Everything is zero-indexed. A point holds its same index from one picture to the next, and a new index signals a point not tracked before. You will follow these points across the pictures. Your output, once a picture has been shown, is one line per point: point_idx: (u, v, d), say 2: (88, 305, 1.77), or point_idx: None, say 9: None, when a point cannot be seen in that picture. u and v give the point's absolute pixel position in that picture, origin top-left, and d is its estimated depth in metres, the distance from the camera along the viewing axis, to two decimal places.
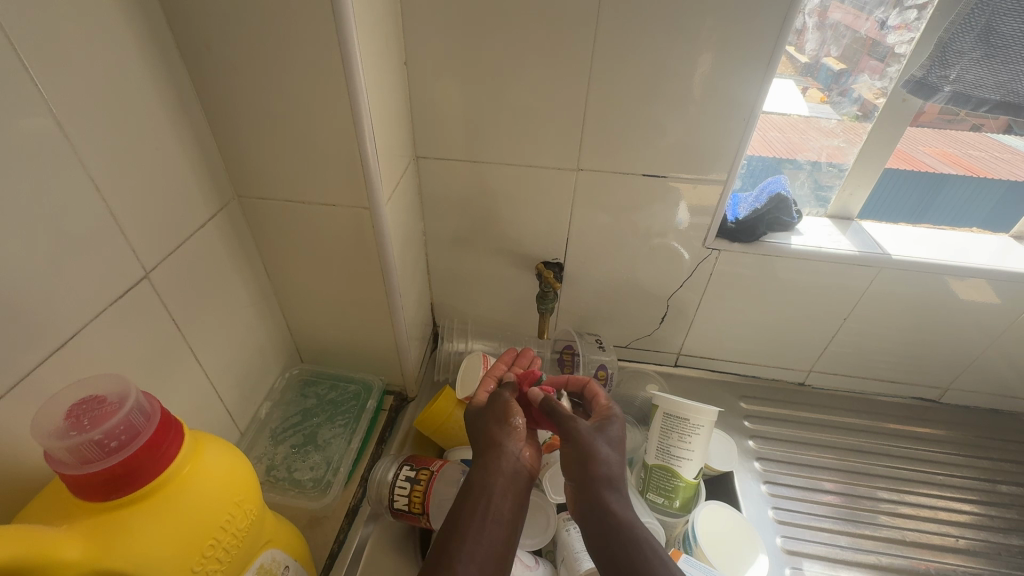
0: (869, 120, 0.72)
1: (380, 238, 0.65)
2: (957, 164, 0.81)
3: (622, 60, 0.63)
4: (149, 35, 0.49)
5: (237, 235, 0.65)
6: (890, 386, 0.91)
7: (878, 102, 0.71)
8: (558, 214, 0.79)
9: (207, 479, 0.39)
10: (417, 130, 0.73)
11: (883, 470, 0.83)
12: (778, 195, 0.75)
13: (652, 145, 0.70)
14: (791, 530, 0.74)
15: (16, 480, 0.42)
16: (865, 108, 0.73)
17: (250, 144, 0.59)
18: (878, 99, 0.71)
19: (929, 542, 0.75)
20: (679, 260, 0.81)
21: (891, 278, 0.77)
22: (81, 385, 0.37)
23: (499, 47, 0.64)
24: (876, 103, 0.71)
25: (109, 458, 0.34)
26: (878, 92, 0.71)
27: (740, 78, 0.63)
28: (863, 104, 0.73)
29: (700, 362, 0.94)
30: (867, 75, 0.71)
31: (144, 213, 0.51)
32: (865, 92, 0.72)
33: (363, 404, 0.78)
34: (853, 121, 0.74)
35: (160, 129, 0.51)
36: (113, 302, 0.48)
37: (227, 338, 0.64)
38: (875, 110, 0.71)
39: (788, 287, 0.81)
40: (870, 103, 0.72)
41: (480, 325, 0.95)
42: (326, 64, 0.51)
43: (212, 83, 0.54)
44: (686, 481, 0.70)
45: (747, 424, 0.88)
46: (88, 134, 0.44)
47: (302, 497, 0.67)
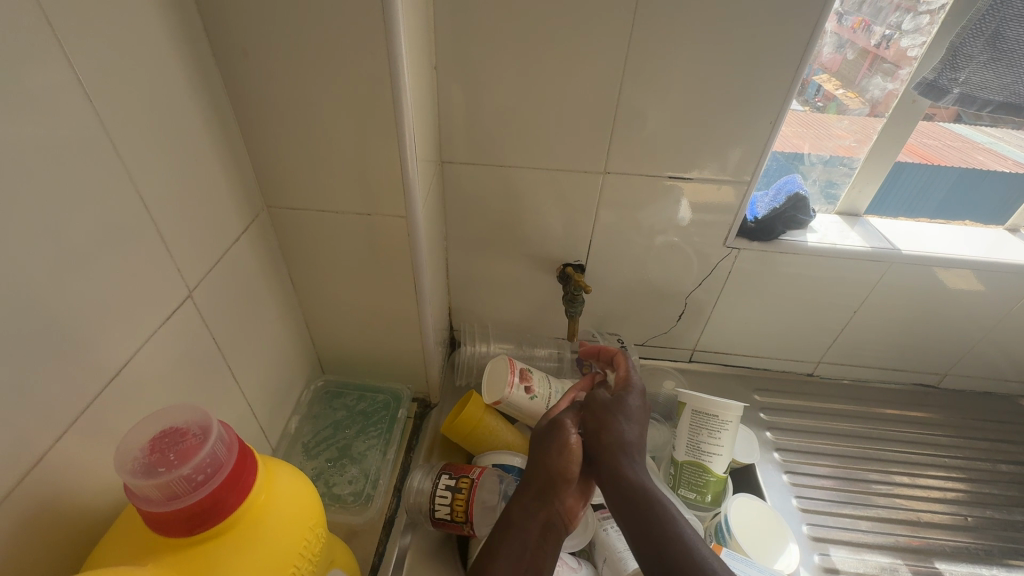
0: (828, 110, 0.76)
1: (415, 248, 0.64)
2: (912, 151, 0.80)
3: (651, 64, 0.64)
4: (189, 45, 0.48)
5: (266, 247, 0.63)
6: (894, 374, 0.96)
7: (840, 96, 0.75)
8: (582, 217, 0.79)
9: (281, 505, 0.38)
10: (444, 135, 0.72)
11: (892, 455, 0.87)
12: (797, 194, 0.77)
13: (677, 146, 0.71)
14: (814, 517, 0.77)
15: (79, 515, 0.40)
16: (825, 99, 0.75)
17: (284, 154, 0.57)
18: (840, 92, 0.75)
19: (941, 522, 0.79)
20: (699, 259, 0.83)
21: (900, 273, 0.81)
22: (157, 418, 0.35)
23: (530, 51, 0.65)
24: (838, 95, 0.75)
25: (198, 490, 0.33)
26: (838, 85, 0.74)
27: (765, 81, 0.65)
28: (824, 95, 0.75)
29: (715, 357, 0.97)
30: (829, 68, 0.73)
31: (186, 232, 0.49)
32: (828, 86, 0.74)
33: (394, 414, 0.77)
34: (831, 115, 0.77)
35: (199, 143, 0.50)
36: (160, 325, 0.47)
37: (260, 353, 0.63)
38: (837, 102, 0.75)
39: (802, 283, 0.84)
40: (831, 95, 0.75)
41: (500, 328, 0.95)
42: (369, 71, 0.50)
43: (247, 92, 0.53)
44: (716, 475, 0.72)
45: (764, 416, 0.91)
46: (136, 152, 0.42)
47: (344, 512, 0.66)
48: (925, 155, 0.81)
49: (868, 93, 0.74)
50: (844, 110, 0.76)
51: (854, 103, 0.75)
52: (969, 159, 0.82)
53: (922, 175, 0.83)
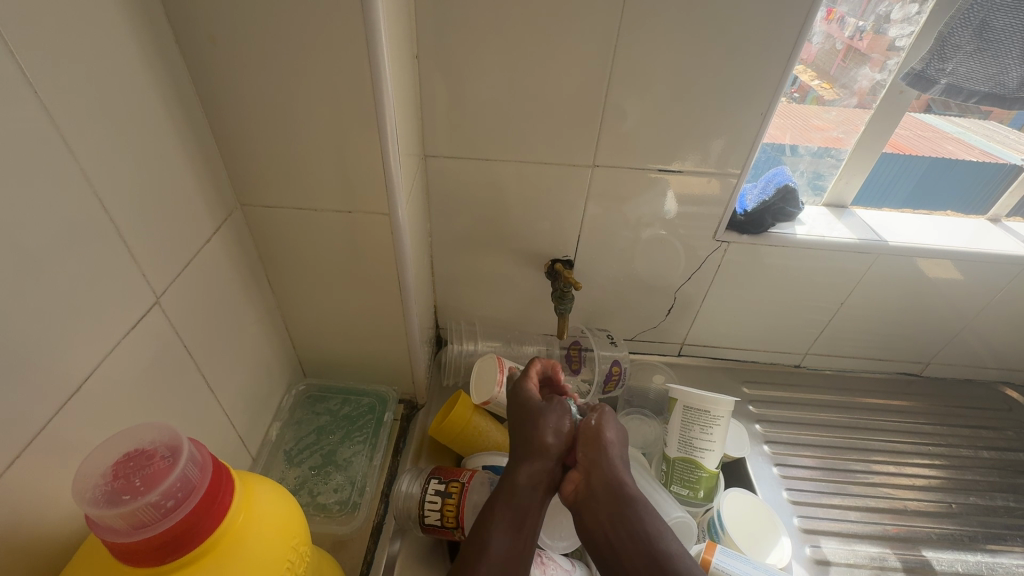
0: (804, 102, 0.76)
1: (399, 245, 0.61)
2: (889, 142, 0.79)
3: (642, 52, 0.62)
4: (149, 30, 0.44)
5: (241, 247, 0.60)
6: (878, 364, 0.97)
7: (814, 87, 0.74)
8: (571, 211, 0.78)
9: (262, 525, 0.36)
10: (427, 128, 0.70)
11: (879, 444, 0.88)
12: (786, 187, 0.76)
13: (666, 137, 0.70)
14: (805, 509, 0.77)
15: (43, 543, 0.38)
16: (800, 90, 0.74)
17: (257, 147, 0.54)
18: (815, 83, 0.74)
19: (928, 510, 0.80)
20: (689, 253, 0.82)
21: (887, 264, 0.81)
22: (121, 440, 0.32)
23: (516, 39, 0.62)
24: (812, 86, 0.74)
25: (167, 517, 0.30)
26: (813, 76, 0.73)
27: (758, 71, 0.64)
28: (800, 87, 0.74)
29: (704, 350, 0.96)
30: (805, 60, 0.71)
31: (152, 233, 0.46)
32: (804, 77, 0.73)
33: (380, 417, 0.75)
34: (813, 106, 0.76)
35: (164, 136, 0.46)
36: (126, 334, 0.43)
37: (236, 358, 0.60)
38: (812, 94, 0.75)
39: (791, 276, 0.83)
40: (805, 86, 0.74)
41: (488, 325, 0.93)
42: (347, 59, 0.47)
43: (216, 81, 0.49)
44: (708, 471, 0.72)
45: (753, 409, 0.91)
46: (92, 148, 0.39)
47: (330, 522, 0.63)
48: (900, 147, 0.79)
49: (842, 83, 0.74)
50: (820, 100, 0.75)
51: (828, 94, 0.75)
52: (938, 148, 0.81)
53: (893, 166, 0.83)
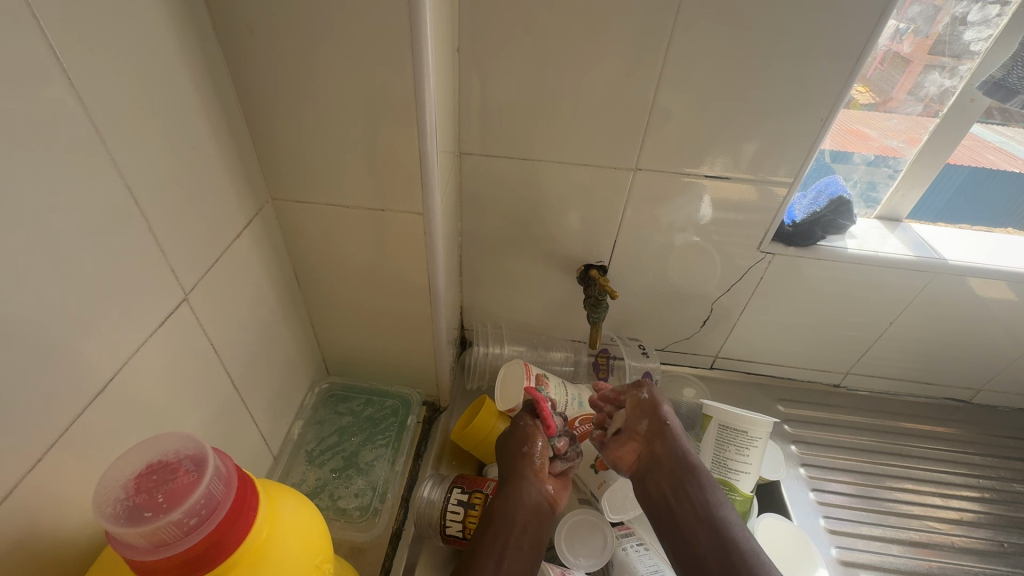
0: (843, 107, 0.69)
1: (432, 246, 0.59)
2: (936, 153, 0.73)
3: (696, 52, 0.59)
4: (187, 17, 0.42)
5: (270, 242, 0.58)
6: (924, 388, 0.91)
7: (853, 91, 0.68)
8: (608, 215, 0.74)
9: (288, 541, 0.34)
10: (464, 124, 0.67)
11: (923, 474, 0.83)
12: (840, 198, 0.72)
13: (714, 141, 0.66)
14: (843, 539, 0.74)
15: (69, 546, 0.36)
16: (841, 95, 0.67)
17: (291, 140, 0.52)
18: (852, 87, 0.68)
19: (977, 548, 0.75)
20: (730, 264, 0.78)
21: (945, 284, 0.76)
22: (145, 449, 0.31)
23: (562, 34, 0.59)
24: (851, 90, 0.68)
25: (190, 536, 0.28)
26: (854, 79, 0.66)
27: (820, 74, 0.59)
28: None
29: (737, 364, 0.92)
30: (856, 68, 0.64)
31: (183, 227, 0.44)
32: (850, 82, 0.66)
33: (403, 421, 0.73)
34: (851, 111, 0.70)
35: (197, 126, 0.45)
36: (154, 331, 0.42)
37: (261, 355, 0.58)
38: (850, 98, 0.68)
39: (837, 291, 0.79)
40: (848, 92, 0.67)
41: (515, 328, 0.90)
42: (388, 51, 0.45)
43: (252, 71, 0.47)
44: (743, 494, 0.68)
45: (788, 429, 0.87)
46: (128, 139, 0.38)
47: (350, 527, 0.62)
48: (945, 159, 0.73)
49: (880, 87, 0.69)
50: (855, 105, 0.69)
51: (866, 97, 0.69)
52: (977, 159, 0.74)
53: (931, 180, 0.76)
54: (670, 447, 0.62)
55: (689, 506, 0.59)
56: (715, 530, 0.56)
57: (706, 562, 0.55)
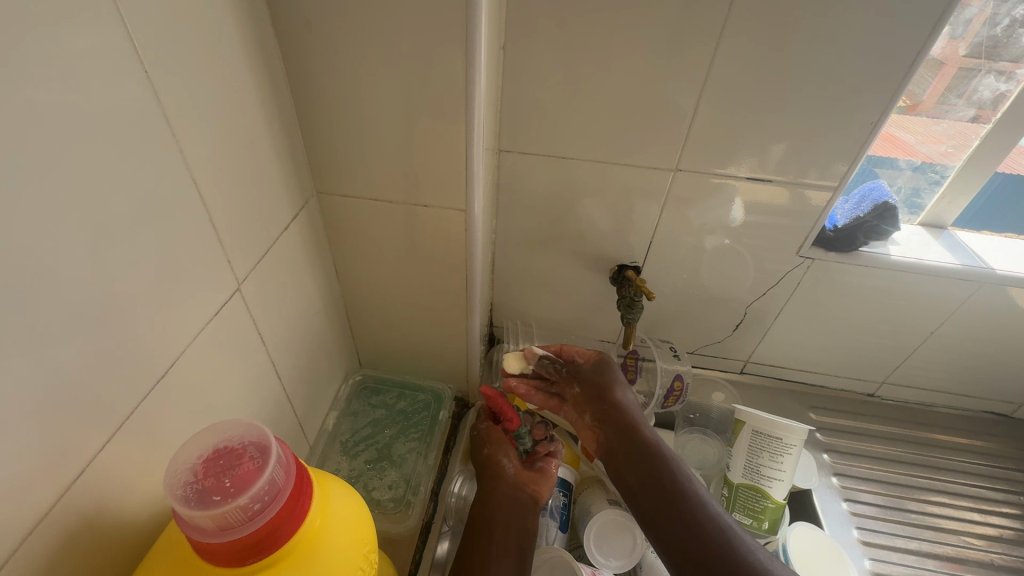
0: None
1: (472, 243, 0.59)
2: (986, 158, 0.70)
3: (745, 52, 0.58)
4: (248, 12, 0.43)
5: (314, 235, 0.59)
6: (963, 400, 0.89)
7: None
8: (645, 215, 0.74)
9: (339, 530, 0.35)
10: (504, 121, 0.67)
11: (961, 489, 0.81)
12: (883, 204, 0.70)
13: (758, 142, 0.65)
14: (876, 552, 0.72)
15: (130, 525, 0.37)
16: None
17: (340, 135, 0.52)
18: None
19: (1017, 566, 0.73)
20: (767, 268, 0.77)
21: (992, 295, 0.74)
22: (210, 434, 0.31)
23: (609, 32, 0.58)
24: None
25: (253, 521, 0.29)
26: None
27: (873, 76, 0.58)
28: None
29: (769, 370, 0.91)
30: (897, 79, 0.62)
31: (238, 219, 0.45)
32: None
33: (434, 415, 0.73)
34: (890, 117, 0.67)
35: (254, 120, 0.45)
36: (210, 320, 0.43)
37: (302, 346, 0.59)
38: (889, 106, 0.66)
39: (878, 299, 0.77)
40: None
41: (544, 327, 0.90)
42: (442, 48, 0.45)
43: (306, 66, 0.48)
44: (776, 501, 0.67)
45: (820, 437, 0.85)
46: (193, 132, 0.38)
47: (383, 518, 0.62)
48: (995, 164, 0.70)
49: (913, 91, 0.66)
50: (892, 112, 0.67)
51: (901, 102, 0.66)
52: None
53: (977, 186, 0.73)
54: (638, 433, 0.63)
55: (664, 489, 0.58)
56: (692, 514, 0.55)
57: (697, 553, 0.52)
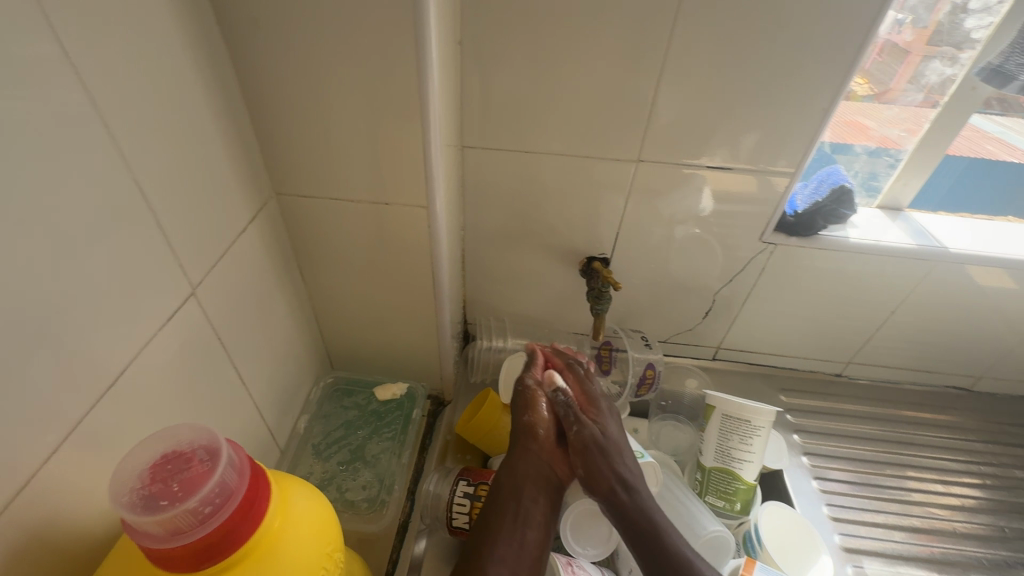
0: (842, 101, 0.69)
1: (435, 239, 0.59)
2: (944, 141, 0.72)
3: (698, 42, 0.59)
4: (191, 11, 0.42)
5: (275, 237, 0.58)
6: (925, 376, 0.92)
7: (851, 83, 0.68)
8: (610, 207, 0.74)
9: (299, 530, 0.35)
10: (466, 117, 0.67)
11: (925, 462, 0.83)
12: (841, 187, 0.72)
13: (716, 131, 0.66)
14: (846, 527, 0.74)
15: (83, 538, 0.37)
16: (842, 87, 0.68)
17: (295, 135, 0.52)
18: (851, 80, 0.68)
19: (977, 533, 0.76)
20: (732, 255, 0.78)
21: (946, 273, 0.76)
22: (159, 440, 0.31)
23: (565, 26, 0.59)
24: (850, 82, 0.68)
25: (205, 524, 0.29)
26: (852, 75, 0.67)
27: (822, 63, 0.59)
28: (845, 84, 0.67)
29: (740, 355, 0.92)
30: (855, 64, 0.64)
31: (189, 222, 0.44)
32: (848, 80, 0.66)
33: (408, 414, 0.73)
34: (850, 103, 0.70)
35: (202, 121, 0.45)
36: (162, 325, 0.42)
37: (266, 350, 0.58)
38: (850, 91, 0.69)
39: (839, 280, 0.79)
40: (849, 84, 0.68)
41: (517, 322, 0.91)
42: (391, 44, 0.45)
43: (256, 65, 0.47)
44: (747, 483, 0.69)
45: (790, 418, 0.87)
46: (134, 133, 0.38)
47: (358, 519, 0.62)
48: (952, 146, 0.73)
49: (878, 79, 0.69)
50: (854, 97, 0.70)
51: (864, 89, 0.69)
52: (977, 148, 0.75)
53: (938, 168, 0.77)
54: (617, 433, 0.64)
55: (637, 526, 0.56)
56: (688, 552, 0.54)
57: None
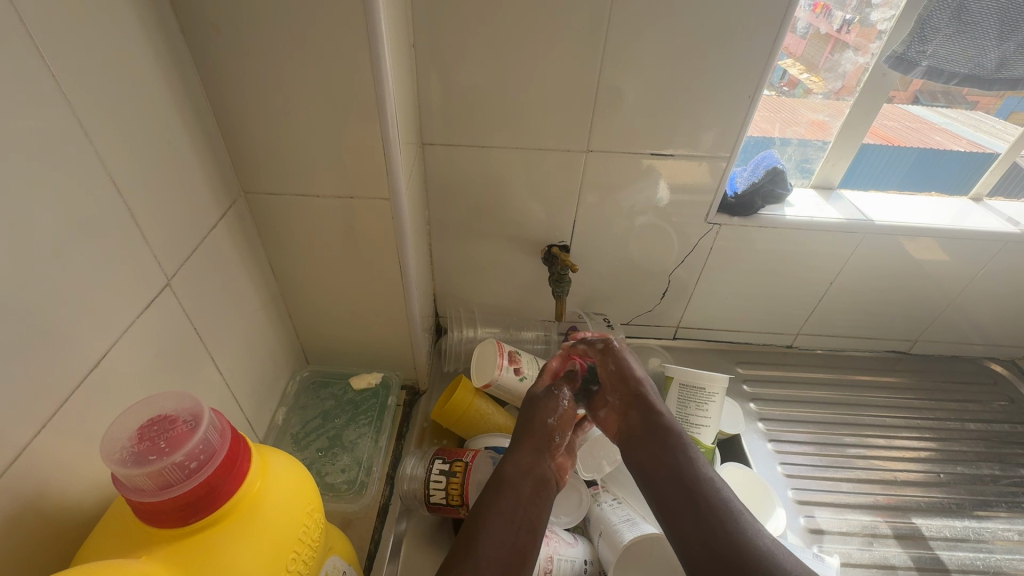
0: (794, 94, 0.76)
1: (400, 230, 0.62)
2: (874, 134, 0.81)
3: (634, 39, 0.64)
4: (156, 21, 0.45)
5: (245, 234, 0.61)
6: (868, 343, 0.99)
7: (804, 80, 0.75)
8: (566, 197, 0.79)
9: (281, 488, 0.38)
10: (424, 116, 0.71)
11: (870, 419, 0.90)
12: (774, 169, 0.78)
13: (658, 122, 0.71)
14: (800, 482, 0.80)
15: (71, 514, 0.39)
16: (790, 84, 0.75)
17: (260, 135, 0.55)
18: (804, 77, 0.75)
19: (918, 480, 0.82)
20: (682, 237, 0.84)
21: (874, 244, 0.83)
22: (145, 407, 0.34)
23: (511, 28, 0.63)
24: (802, 79, 0.75)
25: (191, 478, 0.32)
26: (802, 69, 0.74)
27: (745, 56, 0.65)
28: (790, 81, 0.75)
29: (698, 333, 0.98)
30: (794, 53, 0.72)
31: (162, 217, 0.47)
32: (794, 71, 0.74)
33: (383, 402, 0.76)
34: (803, 98, 0.77)
35: (170, 123, 0.47)
36: (140, 314, 0.45)
37: (241, 343, 0.61)
38: (802, 86, 0.76)
39: (782, 256, 0.85)
40: (796, 79, 0.75)
41: (487, 312, 0.94)
42: (348, 48, 0.49)
43: (221, 71, 0.50)
44: (705, 446, 0.73)
45: (747, 388, 0.93)
46: (106, 134, 0.40)
47: (340, 499, 0.65)
48: (884, 136, 0.82)
49: (830, 76, 0.75)
50: (808, 92, 0.76)
51: (817, 86, 0.76)
52: (925, 139, 0.83)
53: (884, 157, 0.85)
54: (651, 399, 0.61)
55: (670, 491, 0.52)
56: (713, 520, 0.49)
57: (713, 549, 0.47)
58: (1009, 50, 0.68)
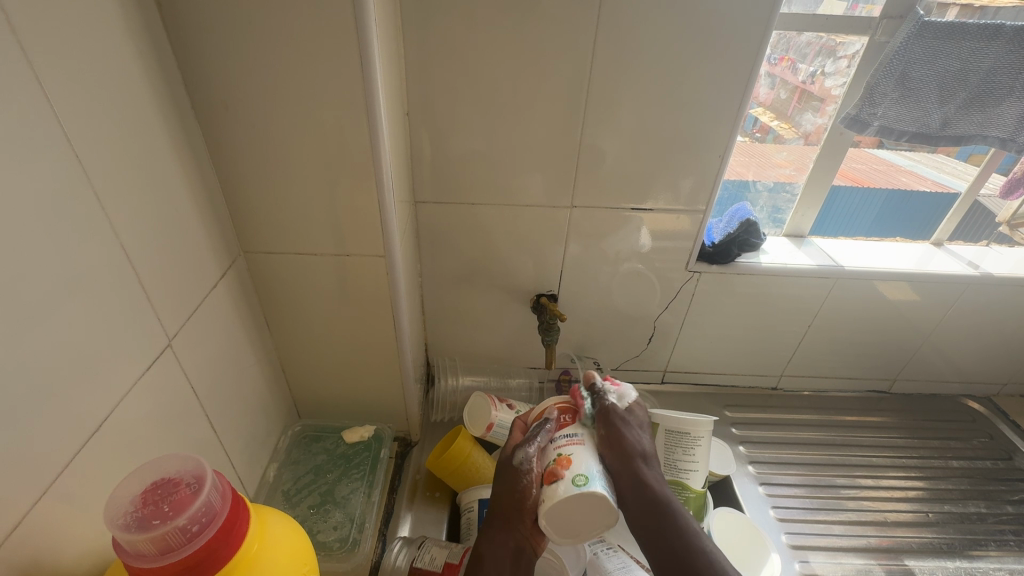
0: (766, 140, 0.82)
1: (393, 285, 0.65)
2: (846, 177, 0.87)
3: (609, 104, 0.69)
4: (168, 99, 0.49)
5: (243, 293, 0.63)
6: (850, 383, 1.02)
7: (775, 127, 0.80)
8: (553, 249, 0.83)
9: (276, 549, 0.38)
10: (417, 176, 0.75)
11: (857, 459, 0.92)
12: (748, 220, 0.83)
13: (637, 177, 0.76)
14: (793, 526, 0.80)
15: None
16: (762, 130, 0.80)
17: (262, 198, 0.58)
18: (775, 124, 0.80)
19: (907, 520, 0.83)
20: (665, 284, 0.87)
21: (847, 289, 0.87)
22: (150, 470, 0.35)
23: (497, 96, 0.69)
24: (773, 126, 0.80)
25: (192, 542, 0.32)
26: (772, 117, 0.79)
27: (713, 119, 0.71)
28: (761, 128, 0.80)
29: (686, 376, 1.00)
30: (763, 102, 0.77)
31: (165, 279, 0.49)
32: (764, 118, 0.79)
33: (375, 455, 0.76)
34: (774, 144, 0.82)
35: (176, 190, 0.50)
36: (140, 377, 0.46)
37: (235, 398, 0.61)
38: (773, 132, 0.81)
39: (761, 301, 0.89)
40: (768, 127, 0.80)
41: (478, 361, 0.96)
42: (347, 119, 0.53)
43: (227, 141, 0.54)
44: (695, 491, 0.74)
45: (735, 431, 0.94)
46: (119, 202, 0.43)
47: (331, 560, 0.64)
48: (856, 178, 0.87)
49: (800, 124, 0.80)
50: (779, 139, 0.82)
51: (787, 133, 0.81)
52: (893, 180, 0.90)
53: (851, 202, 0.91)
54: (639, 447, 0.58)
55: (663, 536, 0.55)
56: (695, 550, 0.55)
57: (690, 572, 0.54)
58: (950, 111, 0.75)
